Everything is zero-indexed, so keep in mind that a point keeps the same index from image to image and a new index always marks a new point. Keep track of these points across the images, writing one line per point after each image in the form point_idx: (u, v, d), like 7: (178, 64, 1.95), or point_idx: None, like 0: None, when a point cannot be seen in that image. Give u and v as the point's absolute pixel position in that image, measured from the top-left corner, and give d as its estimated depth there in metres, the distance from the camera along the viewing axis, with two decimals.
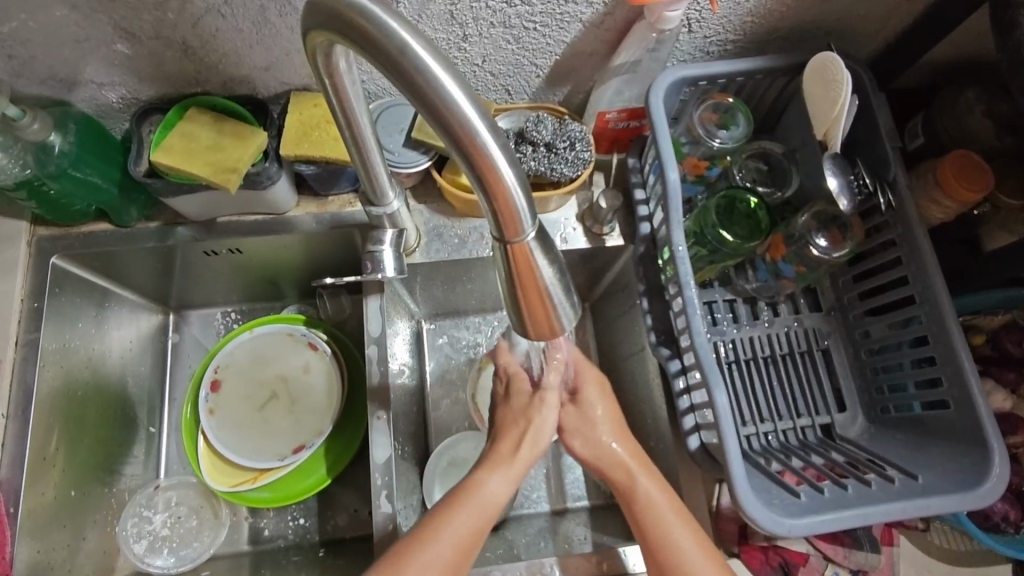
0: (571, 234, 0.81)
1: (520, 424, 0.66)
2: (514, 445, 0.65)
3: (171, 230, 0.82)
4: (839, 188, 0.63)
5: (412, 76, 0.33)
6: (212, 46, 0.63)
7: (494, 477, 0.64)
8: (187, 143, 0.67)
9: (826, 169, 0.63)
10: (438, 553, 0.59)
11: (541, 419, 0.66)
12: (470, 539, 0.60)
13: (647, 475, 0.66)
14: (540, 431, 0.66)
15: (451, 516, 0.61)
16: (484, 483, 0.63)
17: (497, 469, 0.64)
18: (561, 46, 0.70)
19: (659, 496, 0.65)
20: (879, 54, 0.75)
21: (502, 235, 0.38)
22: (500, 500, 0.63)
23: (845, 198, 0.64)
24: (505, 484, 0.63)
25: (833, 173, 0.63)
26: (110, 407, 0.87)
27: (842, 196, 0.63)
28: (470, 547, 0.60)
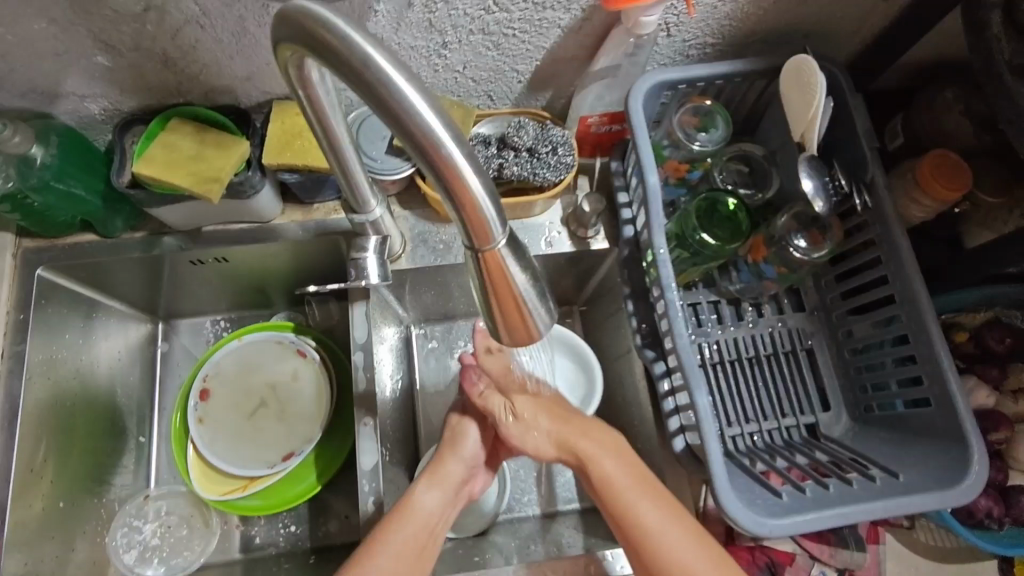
0: (556, 238, 0.82)
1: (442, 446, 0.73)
2: (440, 461, 0.71)
3: (157, 240, 0.82)
4: (814, 190, 0.63)
5: (378, 89, 0.33)
6: (193, 56, 0.64)
7: (425, 490, 0.69)
8: (168, 153, 0.67)
9: (801, 171, 0.63)
10: (383, 560, 0.62)
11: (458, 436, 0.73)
12: (415, 547, 0.64)
13: (605, 451, 0.68)
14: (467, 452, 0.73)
15: (391, 527, 0.64)
16: (417, 498, 0.68)
17: (425, 482, 0.69)
18: (541, 52, 0.70)
19: (619, 471, 0.66)
20: (858, 56, 0.76)
21: (471, 244, 0.38)
22: (432, 510, 0.68)
23: (820, 200, 0.63)
24: (438, 497, 0.69)
25: (808, 175, 0.63)
26: (99, 418, 0.87)
27: (817, 197, 0.63)
28: (416, 555, 0.64)
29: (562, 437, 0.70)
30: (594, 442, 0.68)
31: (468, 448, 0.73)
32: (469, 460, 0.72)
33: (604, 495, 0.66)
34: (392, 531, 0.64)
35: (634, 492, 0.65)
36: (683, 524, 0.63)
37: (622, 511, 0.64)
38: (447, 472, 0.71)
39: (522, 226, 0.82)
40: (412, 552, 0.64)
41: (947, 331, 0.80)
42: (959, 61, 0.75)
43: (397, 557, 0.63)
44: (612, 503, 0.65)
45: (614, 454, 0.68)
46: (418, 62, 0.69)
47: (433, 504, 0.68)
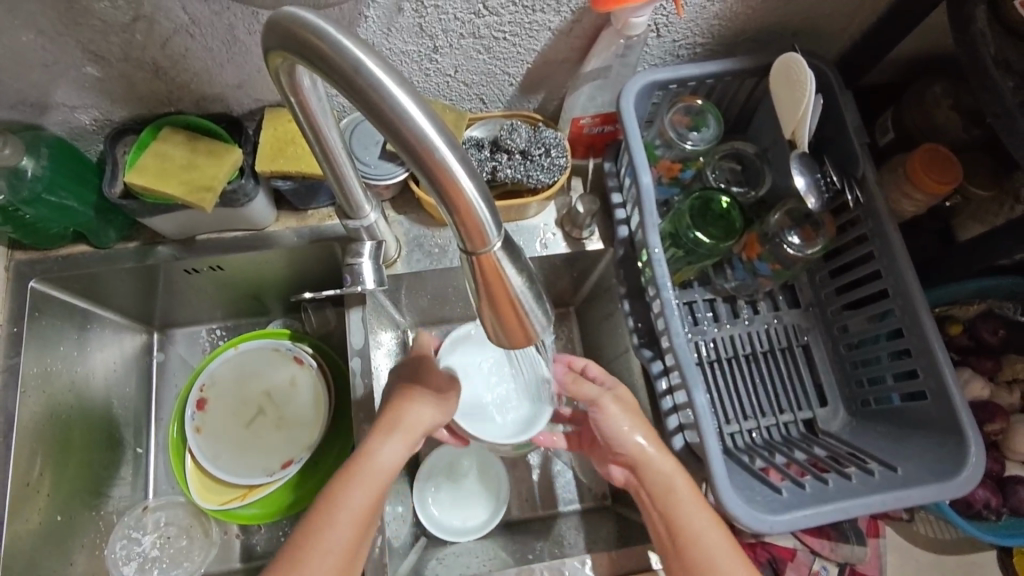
0: (551, 240, 0.82)
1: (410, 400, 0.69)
2: (407, 408, 0.68)
3: (151, 249, 0.82)
4: (806, 186, 0.63)
5: (370, 95, 0.33)
6: (184, 65, 0.63)
7: (388, 441, 0.65)
8: (160, 162, 0.67)
9: (793, 167, 0.63)
10: (342, 528, 0.60)
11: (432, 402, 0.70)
12: (370, 508, 0.62)
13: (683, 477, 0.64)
14: (432, 413, 0.69)
15: (349, 487, 0.62)
16: (376, 450, 0.65)
17: (388, 433, 0.65)
18: (532, 54, 0.70)
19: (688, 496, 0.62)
20: (848, 53, 0.76)
21: (466, 246, 0.38)
22: (390, 466, 0.65)
23: (813, 196, 0.63)
24: (399, 449, 0.65)
25: (801, 171, 0.63)
26: (95, 430, 0.87)
27: (809, 194, 0.63)
28: (370, 515, 0.62)
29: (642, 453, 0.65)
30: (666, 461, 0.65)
31: (442, 406, 0.70)
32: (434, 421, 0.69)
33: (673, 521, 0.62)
34: (351, 495, 0.62)
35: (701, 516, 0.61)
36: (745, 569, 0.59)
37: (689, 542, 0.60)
38: (411, 421, 0.67)
39: (517, 227, 0.82)
40: (366, 513, 0.62)
41: (941, 323, 0.80)
42: (947, 55, 0.76)
43: (357, 514, 0.61)
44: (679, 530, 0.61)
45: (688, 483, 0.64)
46: (410, 66, 0.69)
47: (394, 456, 0.65)
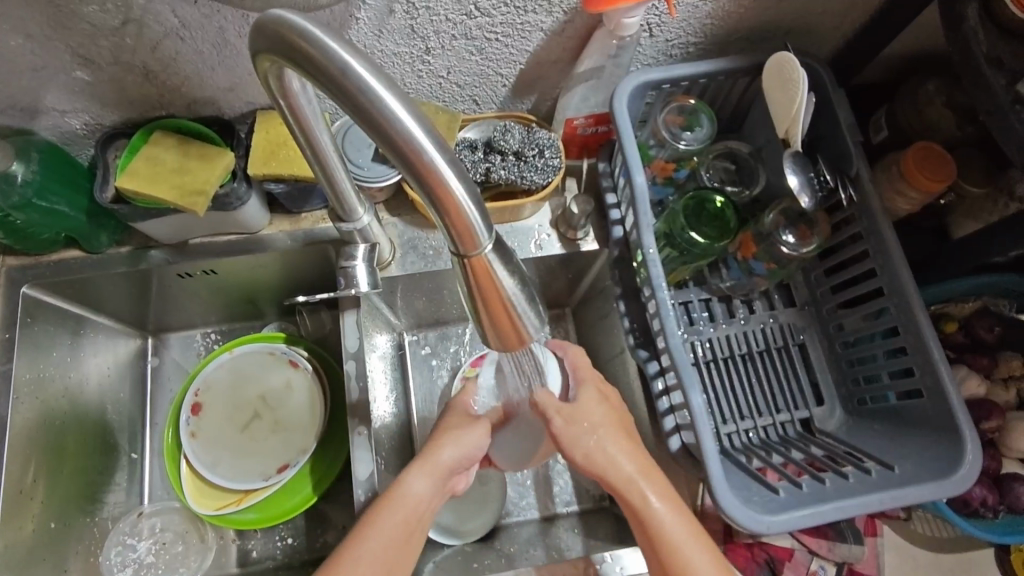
0: (545, 241, 0.82)
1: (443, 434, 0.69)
2: (436, 445, 0.67)
3: (143, 254, 0.81)
4: (800, 186, 0.63)
5: (358, 98, 0.33)
6: (174, 68, 0.63)
7: (416, 475, 0.65)
8: (152, 167, 0.66)
9: (787, 166, 0.63)
10: (369, 553, 0.60)
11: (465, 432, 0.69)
12: (401, 537, 0.62)
13: (655, 491, 0.64)
14: (467, 443, 0.68)
15: (378, 519, 0.62)
16: (406, 483, 0.64)
17: (419, 466, 0.65)
18: (525, 55, 0.70)
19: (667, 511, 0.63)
20: (840, 51, 0.76)
21: (458, 250, 0.38)
22: (422, 498, 0.65)
23: (806, 196, 0.63)
24: (427, 483, 0.65)
25: (793, 171, 0.63)
26: (90, 436, 0.86)
27: (803, 193, 0.63)
28: (402, 543, 0.62)
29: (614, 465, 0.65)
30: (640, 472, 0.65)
31: (469, 440, 0.68)
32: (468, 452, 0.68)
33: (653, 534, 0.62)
34: (380, 523, 0.62)
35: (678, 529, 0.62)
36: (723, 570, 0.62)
37: (670, 553, 0.61)
38: (440, 457, 0.66)
39: (511, 229, 0.82)
40: (397, 542, 0.62)
41: (936, 321, 0.80)
42: (940, 53, 0.76)
43: (386, 547, 0.61)
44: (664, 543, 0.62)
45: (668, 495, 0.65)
46: (402, 68, 0.69)
47: (423, 490, 0.65)
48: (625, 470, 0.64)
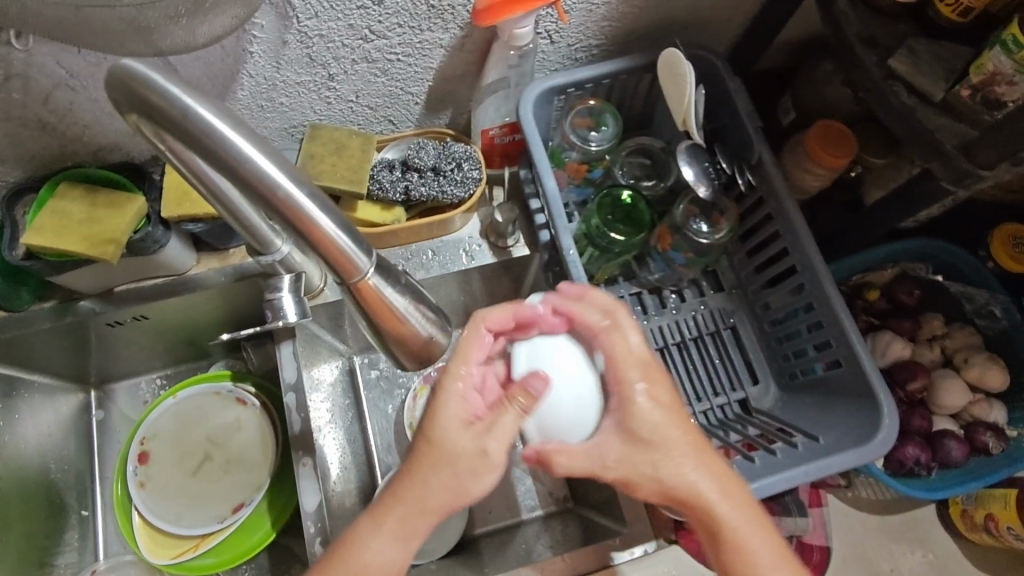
0: (476, 251, 0.82)
1: (427, 457, 0.49)
2: (409, 481, 0.49)
3: (70, 306, 0.79)
4: (695, 176, 0.66)
5: (205, 141, 0.33)
6: (71, 118, 0.62)
7: (380, 533, 0.49)
8: (58, 220, 0.65)
9: (682, 160, 0.66)
10: None
11: (462, 456, 0.48)
12: None
13: (717, 486, 0.53)
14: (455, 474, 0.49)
15: None
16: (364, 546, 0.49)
17: (380, 519, 0.50)
18: (430, 72, 0.71)
19: (759, 540, 0.53)
20: (740, 39, 0.78)
21: (339, 277, 0.38)
22: (390, 565, 0.49)
23: (702, 185, 0.66)
24: (394, 546, 0.49)
25: (688, 162, 0.66)
26: (34, 499, 0.84)
27: (699, 183, 0.66)
28: None
29: (643, 463, 0.52)
30: (729, 501, 0.53)
31: (501, 430, 0.49)
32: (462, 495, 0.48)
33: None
34: None
35: (743, 528, 0.53)
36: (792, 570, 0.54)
37: (736, 559, 0.53)
38: (411, 505, 0.49)
39: (441, 242, 0.82)
40: None
41: (860, 291, 0.83)
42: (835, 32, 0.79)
43: None
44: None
45: (765, 531, 0.53)
46: (309, 96, 0.70)
47: (389, 551, 0.49)
48: (685, 469, 0.53)
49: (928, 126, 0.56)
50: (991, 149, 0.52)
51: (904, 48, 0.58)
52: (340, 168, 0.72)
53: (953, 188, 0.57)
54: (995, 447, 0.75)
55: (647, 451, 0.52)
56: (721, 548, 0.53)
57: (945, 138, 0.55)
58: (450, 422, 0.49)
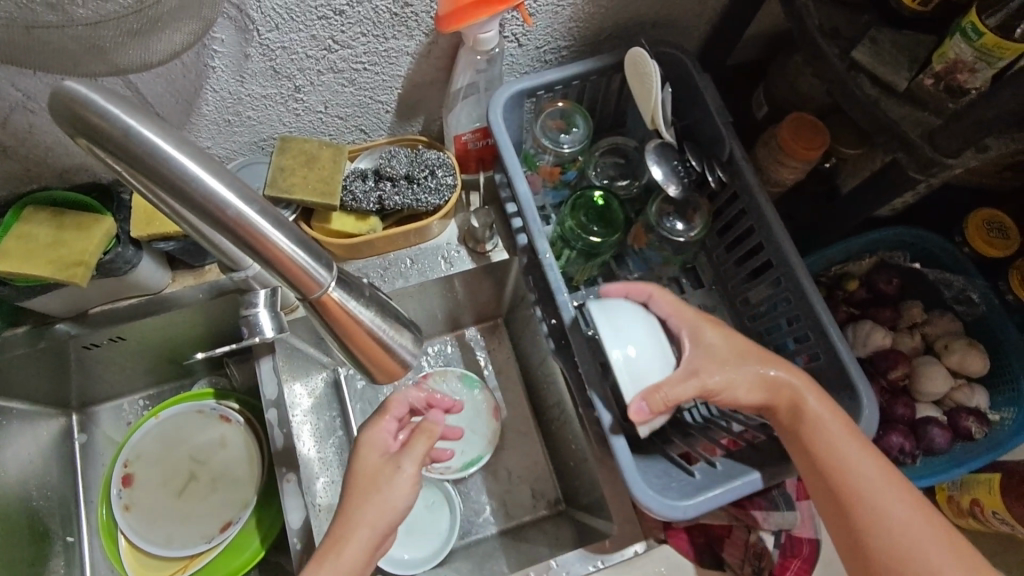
0: (455, 257, 0.82)
1: (355, 490, 0.61)
2: (345, 523, 0.59)
3: (44, 330, 0.78)
4: (664, 176, 0.66)
5: (151, 162, 0.32)
6: (33, 141, 0.61)
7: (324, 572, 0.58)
8: (25, 245, 0.64)
9: (651, 159, 0.66)
10: None
11: (378, 487, 0.61)
12: None
13: (812, 394, 0.59)
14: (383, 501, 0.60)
15: None
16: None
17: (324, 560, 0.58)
18: (398, 80, 0.71)
19: (851, 446, 0.58)
20: (710, 37, 0.78)
21: (301, 294, 0.38)
22: None
23: (672, 184, 0.66)
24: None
25: (656, 162, 0.66)
26: (16, 527, 0.82)
27: (668, 182, 0.66)
28: None
29: (723, 384, 0.60)
30: (821, 405, 0.59)
31: (412, 455, 0.63)
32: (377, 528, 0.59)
33: (841, 491, 0.58)
34: None
35: (838, 435, 0.58)
36: (890, 477, 0.58)
37: (842, 468, 0.58)
38: (347, 541, 0.59)
39: (418, 251, 0.82)
40: None
41: (840, 281, 0.83)
42: None
43: None
44: (845, 498, 0.58)
45: (857, 441, 0.59)
46: (276, 109, 0.69)
47: None
48: (761, 383, 0.60)
49: (892, 116, 0.56)
50: (954, 137, 0.52)
51: (867, 38, 0.58)
52: (312, 180, 0.71)
53: (919, 177, 0.57)
54: (978, 432, 0.75)
55: (725, 367, 0.60)
56: (819, 454, 0.58)
57: (909, 127, 0.56)
58: (370, 456, 0.63)
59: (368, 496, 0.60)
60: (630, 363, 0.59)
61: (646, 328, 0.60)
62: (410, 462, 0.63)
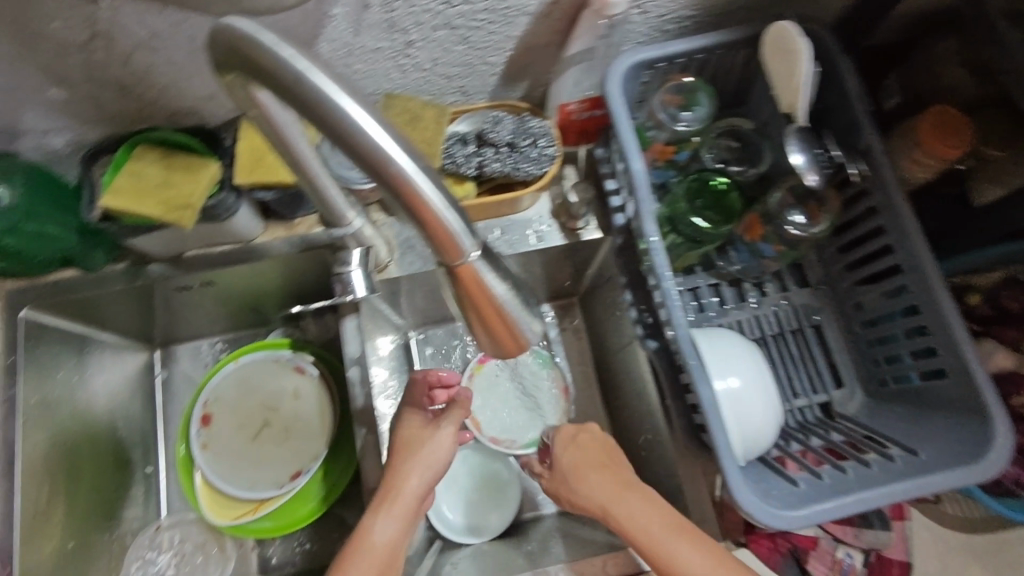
0: (545, 232, 0.79)
1: (407, 445, 0.66)
2: (397, 477, 0.64)
3: (141, 270, 0.80)
4: (805, 164, 0.60)
5: (317, 108, 0.31)
6: (149, 81, 0.61)
7: (385, 516, 0.61)
8: (134, 182, 0.64)
9: (790, 145, 0.60)
10: None
11: (427, 443, 0.66)
12: None
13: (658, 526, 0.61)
14: (440, 446, 0.66)
15: (347, 567, 0.58)
16: (371, 528, 0.61)
17: (382, 509, 0.62)
18: (511, 41, 0.67)
19: None
20: (848, 14, 0.71)
21: (444, 259, 0.36)
22: (389, 542, 0.60)
23: (812, 173, 0.61)
24: (396, 524, 0.61)
25: (798, 149, 0.60)
26: (102, 453, 0.86)
27: (809, 171, 0.60)
28: None
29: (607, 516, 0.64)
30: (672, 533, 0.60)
31: (450, 417, 0.68)
32: (429, 480, 0.64)
33: None
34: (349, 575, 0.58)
35: None
36: None
37: None
38: (402, 491, 0.63)
39: (508, 221, 0.79)
40: None
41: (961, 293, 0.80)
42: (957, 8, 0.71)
43: None
44: None
45: None
46: (384, 64, 0.67)
47: (390, 532, 0.61)
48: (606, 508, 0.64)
49: None
50: None
51: None
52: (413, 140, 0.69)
53: None
54: None
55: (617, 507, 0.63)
56: None
57: None
58: (413, 419, 0.68)
59: (421, 451, 0.65)
60: (733, 395, 0.59)
61: (747, 362, 0.61)
62: (447, 425, 0.67)
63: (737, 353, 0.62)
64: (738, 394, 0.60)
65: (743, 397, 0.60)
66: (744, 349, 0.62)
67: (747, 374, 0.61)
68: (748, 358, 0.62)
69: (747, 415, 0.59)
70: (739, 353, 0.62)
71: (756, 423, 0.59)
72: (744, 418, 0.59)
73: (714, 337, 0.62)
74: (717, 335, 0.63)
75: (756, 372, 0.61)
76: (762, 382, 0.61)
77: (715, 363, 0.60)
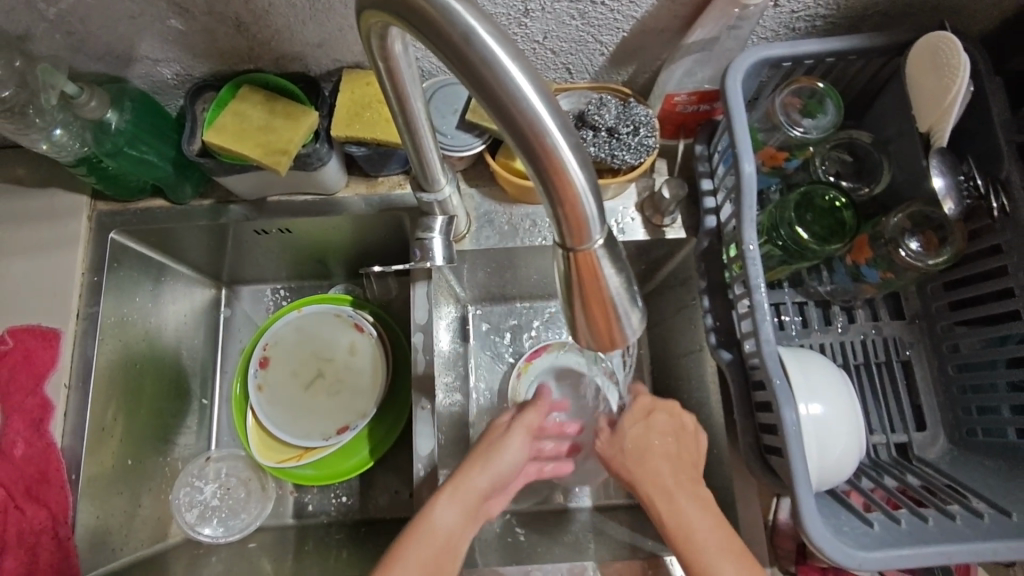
0: (628, 225, 0.77)
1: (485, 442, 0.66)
2: (469, 467, 0.64)
3: (224, 208, 0.81)
4: (945, 189, 0.57)
5: (479, 68, 0.31)
6: (265, 21, 0.61)
7: (447, 503, 0.61)
8: (237, 122, 0.65)
9: (933, 167, 0.57)
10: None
11: (504, 445, 0.66)
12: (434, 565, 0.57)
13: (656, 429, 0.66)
14: (515, 450, 0.66)
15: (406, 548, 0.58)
16: (433, 513, 0.60)
17: (448, 494, 0.61)
18: (630, 22, 0.64)
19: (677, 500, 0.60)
20: (992, 34, 0.66)
21: (565, 241, 0.35)
22: (450, 529, 0.60)
23: (950, 200, 0.58)
24: (458, 513, 0.61)
25: (939, 171, 0.57)
26: (165, 378, 0.88)
27: (946, 197, 0.58)
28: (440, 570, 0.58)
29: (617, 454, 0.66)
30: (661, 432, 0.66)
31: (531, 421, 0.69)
32: (499, 477, 0.64)
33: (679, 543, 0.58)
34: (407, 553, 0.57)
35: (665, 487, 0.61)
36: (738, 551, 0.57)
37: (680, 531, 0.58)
38: (470, 482, 0.63)
39: None
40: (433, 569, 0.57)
41: None
42: None
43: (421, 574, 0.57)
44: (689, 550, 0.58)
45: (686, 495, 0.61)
46: None
47: (452, 519, 0.60)
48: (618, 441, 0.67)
49: None
50: None
51: None
52: None
53: None
54: None
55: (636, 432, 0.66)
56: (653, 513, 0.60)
57: None
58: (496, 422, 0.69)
59: (496, 452, 0.66)
60: (817, 422, 0.57)
61: (835, 389, 0.59)
62: (523, 431, 0.68)
63: (827, 379, 0.59)
64: (821, 420, 0.57)
65: (827, 424, 0.57)
66: (834, 374, 0.60)
67: (834, 401, 0.58)
68: (837, 385, 0.59)
69: (828, 441, 0.57)
70: (825, 378, 0.59)
71: (838, 454, 0.57)
72: (824, 447, 0.57)
73: (805, 359, 0.60)
74: (809, 357, 0.60)
75: (844, 401, 0.59)
76: (848, 412, 0.58)
77: (801, 386, 0.58)
